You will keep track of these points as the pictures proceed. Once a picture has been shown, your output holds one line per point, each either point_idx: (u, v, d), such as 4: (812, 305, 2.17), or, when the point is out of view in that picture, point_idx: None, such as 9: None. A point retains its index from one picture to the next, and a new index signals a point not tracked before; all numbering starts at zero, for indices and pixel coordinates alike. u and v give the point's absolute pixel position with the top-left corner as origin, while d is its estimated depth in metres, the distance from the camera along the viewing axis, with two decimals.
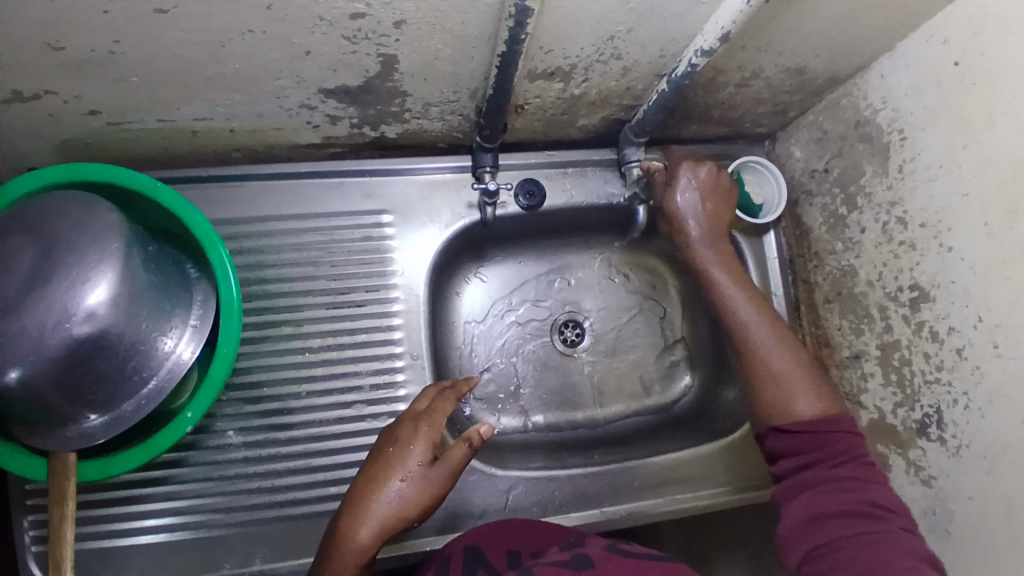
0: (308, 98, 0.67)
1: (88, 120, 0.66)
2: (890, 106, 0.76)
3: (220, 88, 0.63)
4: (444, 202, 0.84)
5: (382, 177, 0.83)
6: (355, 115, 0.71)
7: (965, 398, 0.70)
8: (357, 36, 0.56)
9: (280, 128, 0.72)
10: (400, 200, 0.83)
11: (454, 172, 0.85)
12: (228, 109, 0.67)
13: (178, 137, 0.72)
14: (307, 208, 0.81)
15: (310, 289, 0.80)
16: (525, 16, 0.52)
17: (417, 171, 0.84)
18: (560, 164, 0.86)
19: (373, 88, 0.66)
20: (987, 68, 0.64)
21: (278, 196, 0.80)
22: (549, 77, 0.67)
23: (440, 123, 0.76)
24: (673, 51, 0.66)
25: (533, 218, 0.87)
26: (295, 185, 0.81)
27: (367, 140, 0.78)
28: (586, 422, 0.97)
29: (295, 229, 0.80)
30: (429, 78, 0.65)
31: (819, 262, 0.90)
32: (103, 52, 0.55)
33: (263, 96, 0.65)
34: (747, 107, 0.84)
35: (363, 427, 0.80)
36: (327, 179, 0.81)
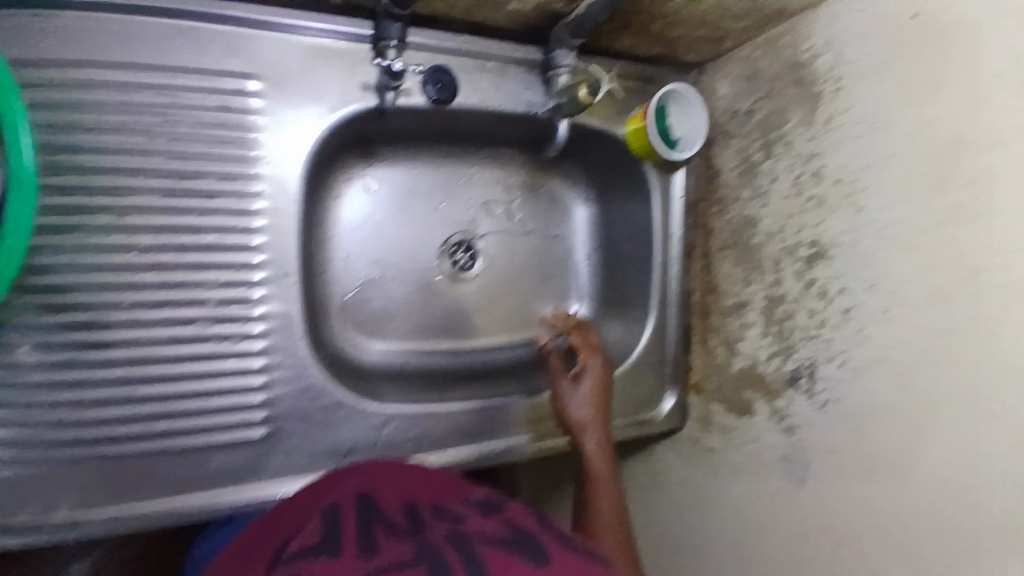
0: None
1: None
2: (832, 52, 0.72)
3: None
4: (331, 79, 0.67)
5: (250, 30, 0.63)
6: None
7: (843, 357, 0.72)
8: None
9: None
10: (273, 65, 0.64)
11: (347, 40, 0.67)
12: None
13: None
14: (139, 56, 0.59)
15: (142, 168, 0.60)
16: None
17: (299, 31, 0.65)
18: (477, 55, 0.72)
19: None
20: (951, 22, 0.62)
21: (96, 33, 0.58)
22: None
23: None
24: None
25: (440, 115, 0.74)
26: (125, 22, 0.59)
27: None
28: (467, 351, 0.89)
29: (121, 82, 0.59)
30: None
31: (721, 207, 0.89)
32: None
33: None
34: (690, 27, 0.76)
35: (211, 350, 0.64)
36: (171, 18, 0.60)
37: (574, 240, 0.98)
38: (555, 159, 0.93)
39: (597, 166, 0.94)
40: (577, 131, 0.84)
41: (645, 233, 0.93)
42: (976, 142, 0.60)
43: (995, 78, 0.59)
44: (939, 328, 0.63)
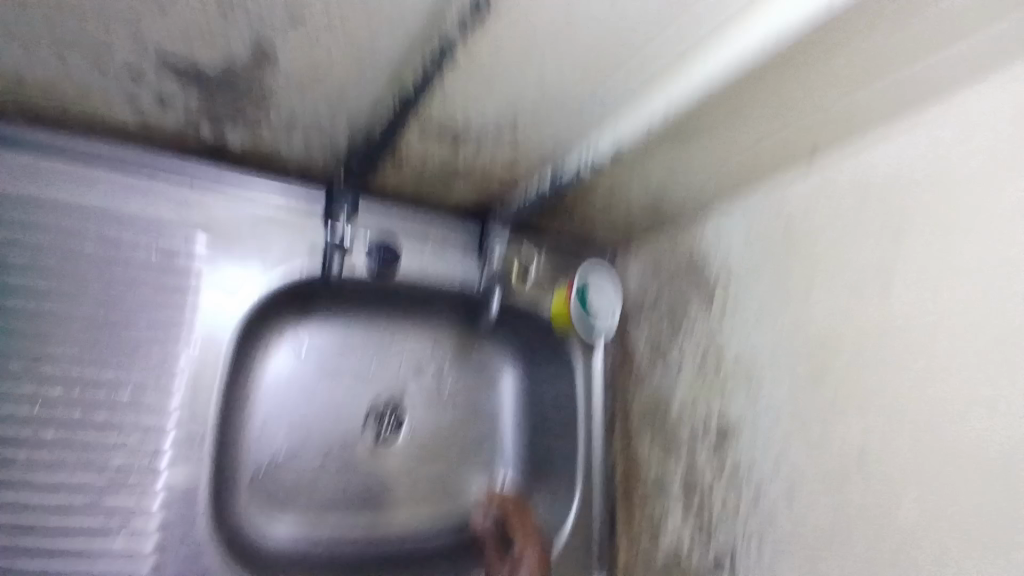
0: (140, 66, 0.53)
1: None
2: (721, 257, 0.83)
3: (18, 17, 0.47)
4: (279, 241, 0.71)
5: (204, 192, 0.67)
6: (193, 100, 0.58)
7: (760, 545, 0.73)
8: (237, 7, 0.46)
9: (88, 90, 0.57)
10: (221, 225, 0.68)
11: (297, 207, 0.72)
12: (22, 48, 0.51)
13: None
14: (91, 206, 0.62)
15: (71, 315, 0.59)
16: (448, 57, 0.51)
17: (251, 197, 0.70)
18: (423, 227, 0.80)
19: (234, 85, 0.55)
20: (813, 245, 0.71)
21: (56, 180, 0.61)
22: (443, 127, 0.63)
23: (295, 141, 0.65)
24: (561, 141, 0.67)
25: (384, 286, 0.78)
26: (84, 174, 0.62)
27: (198, 138, 0.65)
28: (387, 524, 0.85)
29: (65, 229, 0.60)
30: (307, 93, 0.57)
31: (639, 385, 0.94)
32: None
33: (78, 37, 0.49)
34: (603, 219, 0.90)
35: (100, 520, 0.57)
36: (129, 176, 0.64)
37: (500, 410, 0.98)
38: (484, 330, 0.98)
39: (521, 341, 0.99)
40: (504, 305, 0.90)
41: (568, 407, 0.95)
42: (840, 347, 0.67)
43: (851, 290, 0.66)
44: (842, 521, 0.65)
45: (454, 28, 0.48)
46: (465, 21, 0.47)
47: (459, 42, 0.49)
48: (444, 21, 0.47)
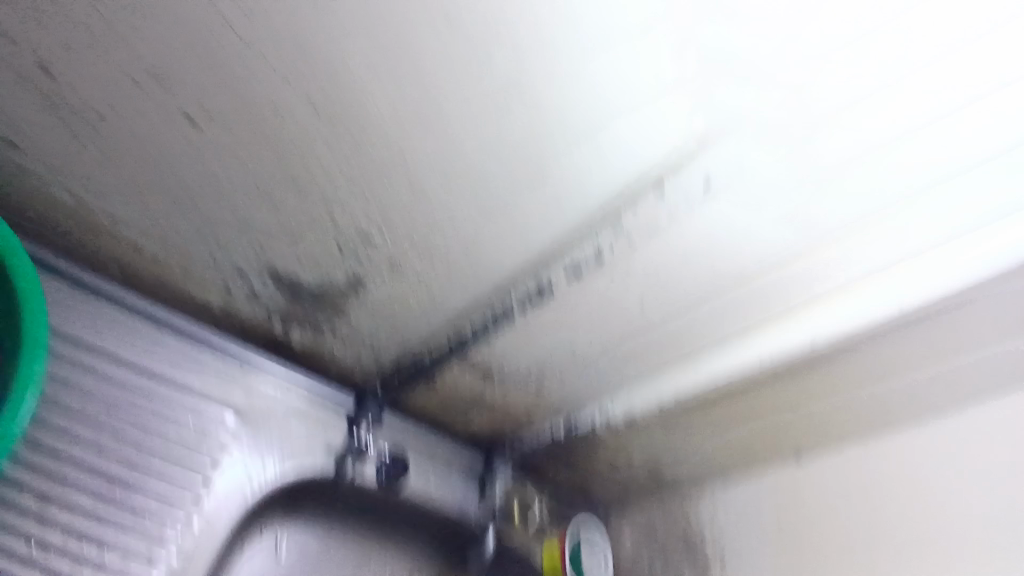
0: (248, 266, 0.62)
1: None
2: (718, 519, 0.85)
3: (174, 209, 0.57)
4: (303, 433, 0.75)
5: (252, 376, 0.74)
6: (278, 300, 0.67)
7: None
8: (353, 249, 0.56)
9: (190, 272, 0.65)
10: (258, 407, 0.73)
11: (326, 406, 0.79)
12: (160, 230, 0.60)
13: (78, 210, 0.59)
14: (153, 366, 0.67)
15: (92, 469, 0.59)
16: (505, 323, 0.63)
17: (289, 388, 0.77)
18: (427, 450, 0.85)
19: (320, 296, 0.64)
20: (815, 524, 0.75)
21: (130, 337, 0.67)
22: (481, 369, 0.72)
23: (349, 350, 0.74)
24: (582, 395, 0.75)
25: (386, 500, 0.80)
26: (156, 338, 0.69)
27: (266, 330, 0.73)
28: None
29: (123, 380, 0.64)
30: (377, 316, 0.65)
31: None
32: (92, 112, 0.48)
33: (213, 236, 0.59)
34: (603, 477, 0.92)
35: None
36: (194, 348, 0.71)
37: None
38: None
39: None
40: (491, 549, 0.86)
41: None
42: None
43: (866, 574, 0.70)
44: None
45: (517, 304, 0.61)
46: (528, 300, 0.60)
47: (518, 315, 0.62)
48: (513, 287, 0.59)
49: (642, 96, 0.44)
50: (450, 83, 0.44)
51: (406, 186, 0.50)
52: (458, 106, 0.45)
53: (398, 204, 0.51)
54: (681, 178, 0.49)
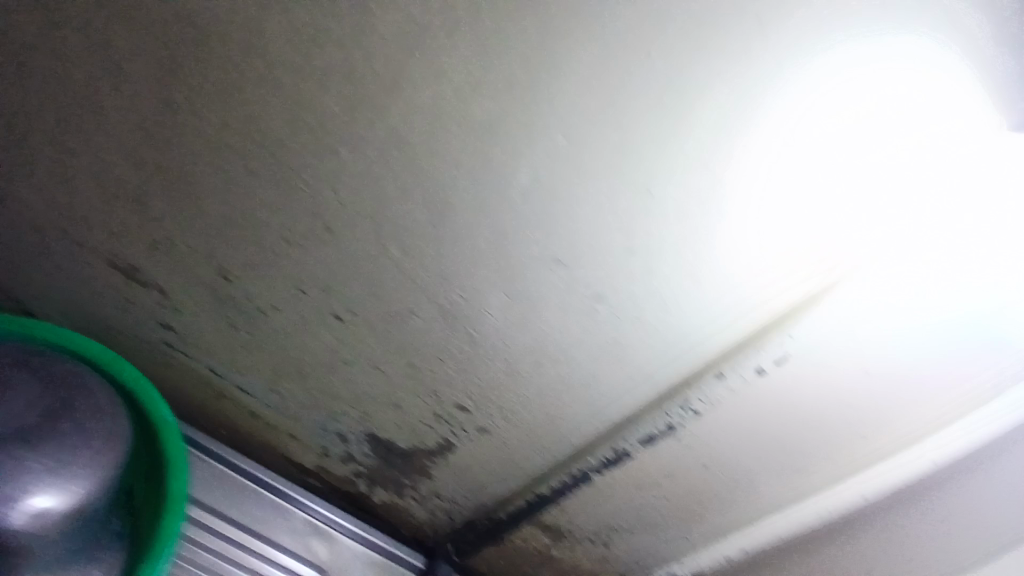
0: (349, 431, 0.71)
1: (151, 330, 0.65)
2: None
3: (298, 382, 0.67)
4: None
5: (336, 528, 0.82)
6: (368, 459, 0.74)
7: None
8: (448, 422, 0.66)
9: (295, 435, 0.74)
10: (337, 562, 0.81)
11: (397, 561, 0.85)
12: (279, 398, 0.70)
13: (213, 381, 0.70)
14: (253, 523, 0.76)
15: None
16: (584, 481, 0.69)
17: (368, 541, 0.84)
18: None
19: (410, 457, 0.72)
20: None
21: (236, 494, 0.76)
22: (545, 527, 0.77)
23: (423, 505, 0.80)
24: (642, 552, 0.80)
25: None
26: (257, 493, 0.77)
27: (353, 488, 0.80)
28: None
29: (229, 538, 0.74)
30: (459, 475, 0.72)
31: None
32: (255, 308, 0.60)
33: (324, 405, 0.69)
34: None
35: None
36: (288, 501, 0.79)
37: None
38: None
39: None
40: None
41: None
42: None
43: None
44: None
45: (592, 462, 0.67)
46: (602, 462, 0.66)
47: (594, 473, 0.67)
48: (587, 455, 0.66)
49: (709, 294, 0.50)
50: (537, 288, 0.52)
51: (500, 376, 0.60)
52: (542, 308, 0.53)
53: (492, 386, 0.61)
54: (733, 371, 0.56)
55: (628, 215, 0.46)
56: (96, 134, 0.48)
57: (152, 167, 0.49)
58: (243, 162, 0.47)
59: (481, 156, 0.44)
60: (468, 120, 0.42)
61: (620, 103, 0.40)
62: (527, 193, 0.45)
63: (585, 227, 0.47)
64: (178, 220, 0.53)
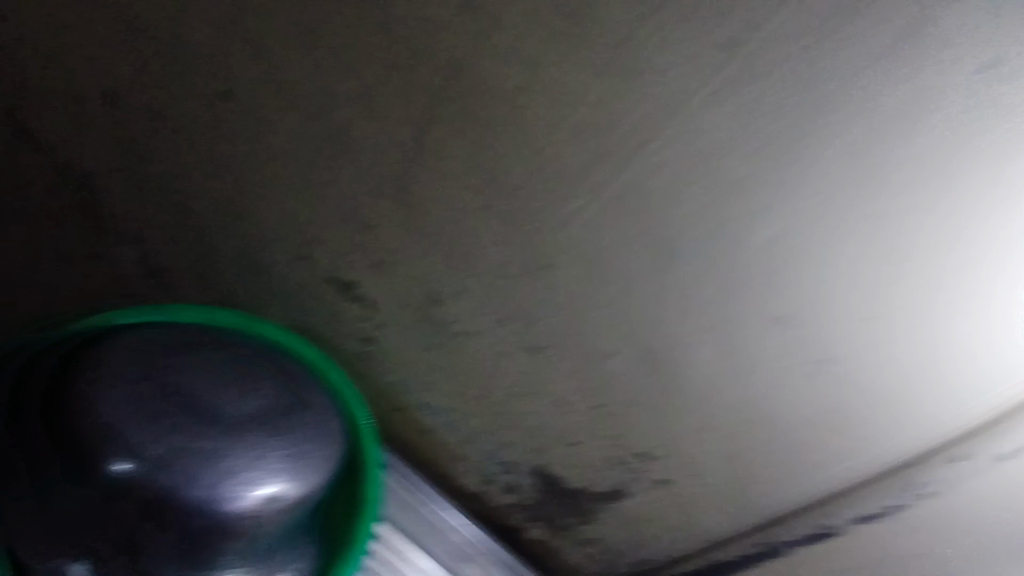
0: (518, 465, 0.71)
1: (349, 342, 0.67)
2: None
3: (480, 410, 0.68)
4: None
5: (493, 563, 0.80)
6: (530, 496, 0.74)
7: None
8: (624, 463, 0.66)
9: (461, 464, 0.74)
10: None
11: None
12: (456, 424, 0.71)
13: (390, 405, 0.72)
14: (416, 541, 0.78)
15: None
16: (774, 553, 0.67)
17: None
18: None
19: (577, 498, 0.71)
20: None
21: (405, 510, 0.77)
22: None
23: (574, 547, 0.78)
24: None
25: None
26: (425, 513, 0.78)
27: (506, 525, 0.79)
28: None
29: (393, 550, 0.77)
30: (624, 523, 0.72)
31: None
32: (457, 333, 0.62)
33: (498, 435, 0.70)
34: None
35: None
36: (452, 528, 0.79)
37: None
38: None
39: None
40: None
41: None
42: None
43: None
44: None
45: (788, 536, 0.65)
46: (801, 537, 0.64)
47: (789, 547, 0.65)
48: (783, 526, 0.65)
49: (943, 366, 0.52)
50: (781, 355, 0.54)
51: (695, 421, 0.61)
52: (784, 376, 0.56)
53: (678, 436, 0.62)
54: (972, 454, 0.54)
55: (873, 274, 0.49)
56: (346, 160, 0.52)
57: (396, 189, 0.53)
58: (478, 194, 0.51)
59: (736, 217, 0.48)
60: (744, 179, 0.46)
61: (882, 170, 0.45)
62: (797, 262, 0.49)
63: (828, 289, 0.50)
64: (402, 242, 0.57)
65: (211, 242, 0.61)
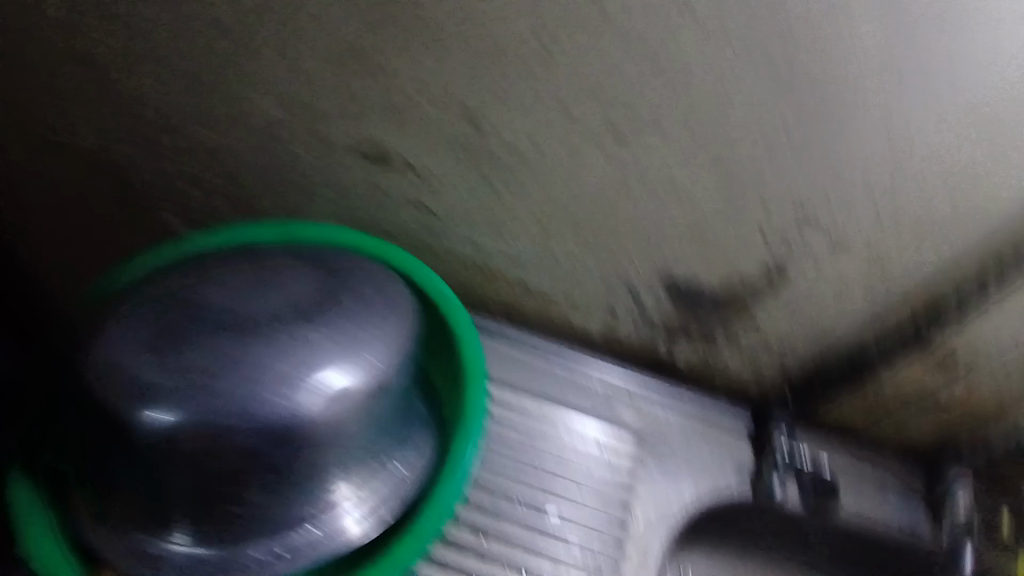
0: (647, 285, 0.53)
1: (395, 209, 0.53)
2: None
3: (575, 233, 0.51)
4: (718, 462, 0.57)
5: (643, 394, 0.60)
6: (675, 325, 0.55)
7: None
8: (786, 234, 0.47)
9: (577, 309, 0.57)
10: (656, 432, 0.59)
11: (730, 427, 0.59)
12: (553, 264, 0.54)
13: (467, 277, 0.57)
14: (539, 395, 0.58)
15: (523, 509, 0.53)
16: None
17: (687, 407, 0.60)
18: (880, 475, 0.59)
19: (736, 305, 0.52)
20: None
21: (508, 368, 0.59)
22: (943, 359, 0.52)
23: (763, 385, 0.58)
24: None
25: (820, 529, 0.56)
26: (532, 363, 0.60)
27: (656, 366, 0.60)
28: None
29: (515, 414, 0.57)
30: (807, 320, 0.53)
31: None
32: (507, 143, 0.46)
33: (608, 257, 0.52)
34: None
35: None
36: (578, 373, 0.60)
37: None
38: None
39: None
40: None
41: None
42: None
43: None
44: None
45: None
46: None
47: None
48: None
49: None
50: None
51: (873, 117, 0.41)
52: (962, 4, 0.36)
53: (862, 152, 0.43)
54: None
55: None
56: None
57: None
58: None
59: None
60: None
61: None
62: None
63: None
64: (389, 34, 0.42)
65: (197, 134, 0.50)
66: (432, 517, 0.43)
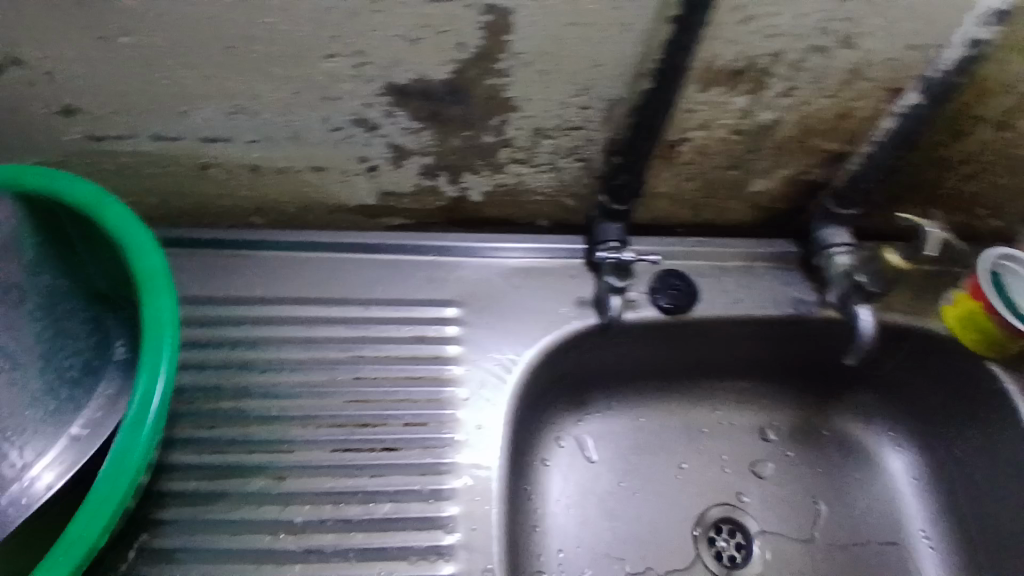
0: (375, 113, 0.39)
1: (54, 125, 0.39)
2: None
3: (244, 70, 0.37)
4: (550, 298, 0.47)
5: (453, 252, 0.49)
6: (441, 157, 0.43)
7: None
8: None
9: (323, 175, 0.44)
10: (474, 287, 0.48)
11: (562, 256, 0.49)
12: (252, 124, 0.40)
13: (184, 178, 0.44)
14: (317, 288, 0.47)
15: (318, 415, 0.43)
16: None
17: (506, 250, 0.49)
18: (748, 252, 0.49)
19: (495, 102, 0.39)
20: None
21: (274, 270, 0.47)
22: (760, 77, 0.37)
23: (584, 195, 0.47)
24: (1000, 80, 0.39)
25: (681, 331, 0.48)
26: (304, 256, 0.48)
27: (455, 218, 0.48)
28: None
29: (292, 320, 0.45)
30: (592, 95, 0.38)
31: None
32: None
33: (304, 89, 0.38)
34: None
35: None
36: (369, 252, 0.48)
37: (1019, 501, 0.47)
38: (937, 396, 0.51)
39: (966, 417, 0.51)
40: (892, 346, 0.50)
41: None
42: None
43: None
44: None
45: None
46: None
47: None
48: None
49: None
50: None
51: None
52: None
53: None
54: None
55: None
56: None
57: None
58: None
59: None
60: None
61: None
62: None
63: None
64: None
65: None
66: (116, 464, 0.32)
